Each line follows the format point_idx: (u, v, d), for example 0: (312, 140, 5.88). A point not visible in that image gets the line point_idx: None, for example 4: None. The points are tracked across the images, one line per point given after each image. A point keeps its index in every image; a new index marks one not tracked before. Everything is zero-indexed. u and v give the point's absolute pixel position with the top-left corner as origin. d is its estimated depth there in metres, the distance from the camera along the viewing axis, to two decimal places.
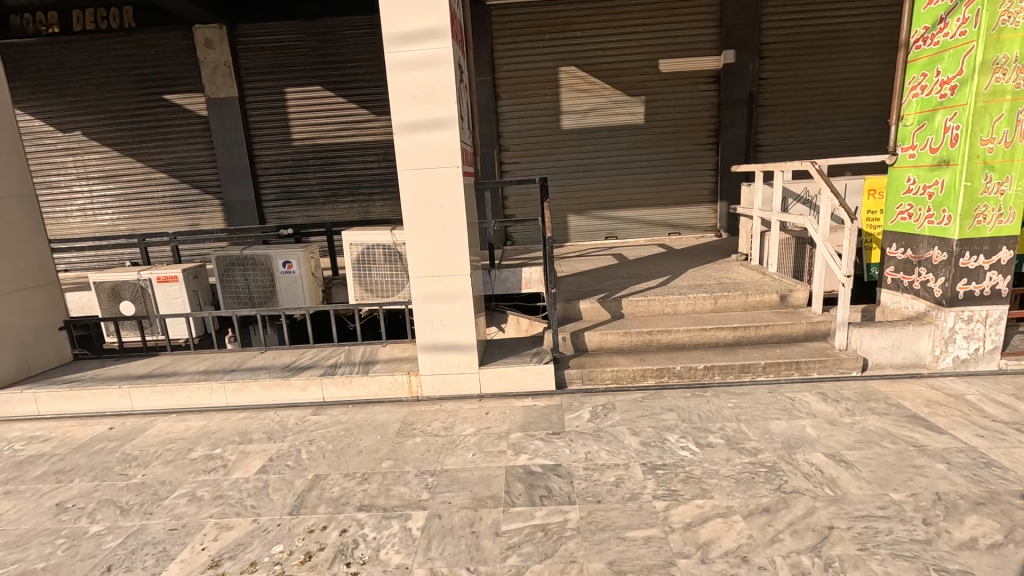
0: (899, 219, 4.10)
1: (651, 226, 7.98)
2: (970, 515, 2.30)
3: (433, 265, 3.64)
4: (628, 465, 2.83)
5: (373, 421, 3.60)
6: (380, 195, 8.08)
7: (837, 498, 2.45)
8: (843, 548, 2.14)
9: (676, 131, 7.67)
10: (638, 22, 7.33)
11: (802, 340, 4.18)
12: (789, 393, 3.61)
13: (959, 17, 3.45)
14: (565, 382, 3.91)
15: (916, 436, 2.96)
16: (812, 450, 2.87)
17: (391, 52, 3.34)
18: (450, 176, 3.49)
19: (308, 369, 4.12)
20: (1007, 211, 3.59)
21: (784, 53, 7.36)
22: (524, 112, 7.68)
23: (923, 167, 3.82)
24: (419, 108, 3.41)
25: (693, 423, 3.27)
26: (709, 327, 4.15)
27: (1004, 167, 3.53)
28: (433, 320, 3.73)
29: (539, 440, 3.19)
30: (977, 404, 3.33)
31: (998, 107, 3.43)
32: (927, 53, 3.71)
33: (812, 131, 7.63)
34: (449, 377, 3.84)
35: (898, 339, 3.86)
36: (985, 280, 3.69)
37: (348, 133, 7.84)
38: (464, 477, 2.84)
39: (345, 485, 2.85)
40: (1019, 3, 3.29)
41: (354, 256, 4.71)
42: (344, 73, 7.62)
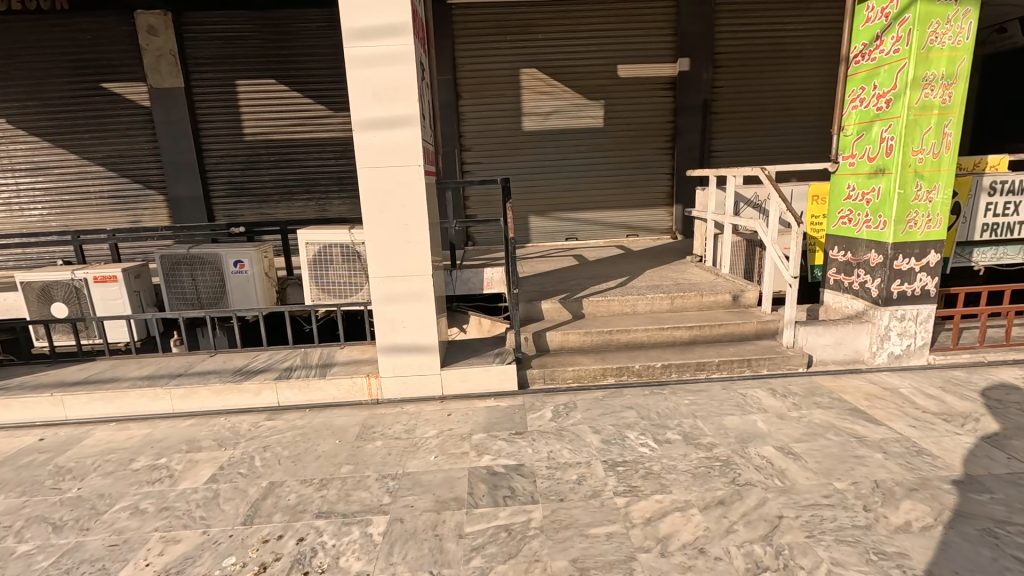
0: (841, 223, 4.35)
1: (611, 228, 8.13)
2: (905, 500, 2.46)
3: (395, 265, 3.58)
4: (590, 463, 2.88)
5: (331, 425, 3.50)
6: (337, 192, 7.87)
7: (786, 489, 2.57)
8: (792, 537, 2.25)
9: (634, 135, 7.85)
10: (598, 28, 7.48)
11: (753, 338, 4.36)
12: (741, 389, 3.76)
13: (893, 35, 3.69)
14: (527, 382, 3.93)
15: (856, 428, 3.14)
16: (763, 443, 3.00)
17: (350, 47, 3.26)
18: (411, 174, 3.44)
19: (262, 372, 3.96)
20: (935, 217, 3.86)
21: (736, 62, 7.67)
22: (485, 112, 7.67)
23: (862, 175, 4.08)
24: (380, 105, 3.34)
25: (652, 420, 3.36)
26: (666, 326, 4.28)
27: (933, 176, 3.79)
28: (394, 321, 3.66)
29: (502, 440, 3.19)
30: (909, 396, 3.57)
31: (928, 120, 3.68)
32: (866, 68, 3.96)
33: (762, 138, 7.97)
34: (410, 378, 3.78)
35: (840, 337, 4.09)
36: (916, 281, 3.96)
37: (304, 129, 7.59)
38: (427, 479, 2.81)
39: (302, 492, 2.76)
40: (946, 25, 3.54)
41: (310, 255, 4.57)
42: (299, 67, 7.38)
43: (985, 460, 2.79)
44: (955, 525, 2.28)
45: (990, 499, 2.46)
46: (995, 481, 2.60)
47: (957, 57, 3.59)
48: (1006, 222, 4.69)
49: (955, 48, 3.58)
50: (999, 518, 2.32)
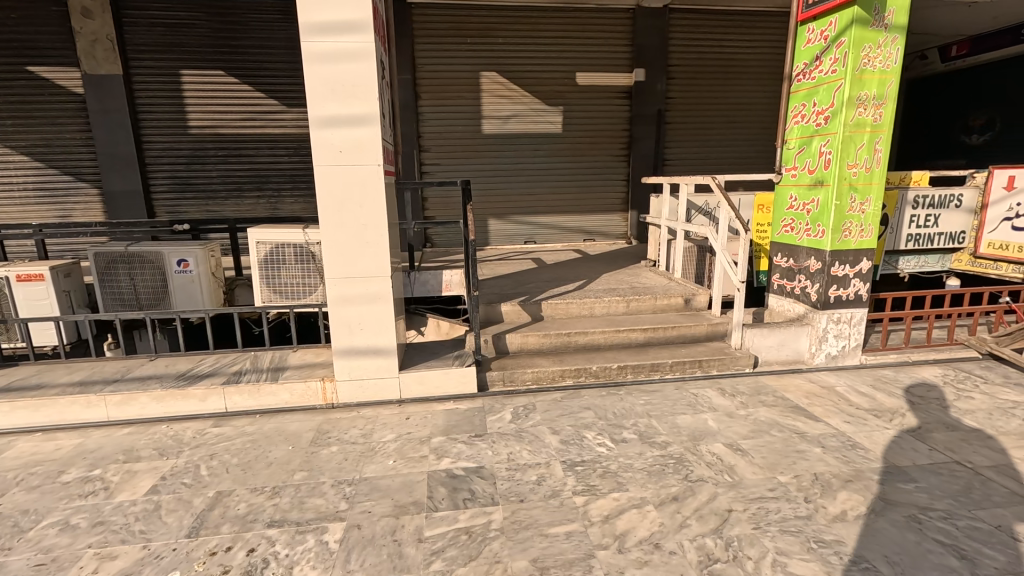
0: (784, 231, 4.61)
1: (568, 232, 8.27)
2: (841, 491, 2.63)
3: (352, 266, 3.50)
4: (549, 464, 2.91)
5: (284, 431, 3.38)
6: (290, 191, 7.61)
7: (735, 483, 2.70)
8: (741, 529, 2.36)
9: (591, 142, 8.01)
10: (557, 35, 7.59)
11: (704, 340, 4.55)
12: (693, 389, 3.91)
13: (831, 56, 3.96)
14: (486, 385, 3.93)
15: (799, 424, 3.33)
16: (714, 441, 3.13)
17: (308, 41, 3.16)
18: (370, 174, 3.38)
19: (208, 377, 3.77)
20: (867, 227, 4.15)
21: (689, 75, 7.99)
22: (444, 114, 7.63)
23: (803, 186, 4.33)
24: (338, 102, 3.26)
25: (609, 419, 3.44)
26: (622, 329, 4.38)
27: (865, 189, 4.08)
28: (351, 323, 3.58)
29: (462, 443, 3.18)
30: (845, 394, 3.81)
31: (861, 137, 3.96)
32: (807, 86, 4.23)
33: (711, 148, 8.33)
34: (367, 382, 3.71)
35: (783, 338, 4.32)
36: (850, 286, 4.24)
37: (255, 124, 7.31)
38: (385, 484, 2.76)
39: (252, 501, 2.65)
40: (878, 49, 3.82)
41: (261, 255, 4.40)
42: (250, 60, 7.10)
43: (910, 451, 3.02)
44: (884, 513, 2.46)
45: (914, 487, 2.66)
46: (918, 470, 2.82)
47: (887, 79, 3.88)
48: (927, 233, 5.10)
49: (885, 71, 3.87)
50: (922, 504, 2.52)
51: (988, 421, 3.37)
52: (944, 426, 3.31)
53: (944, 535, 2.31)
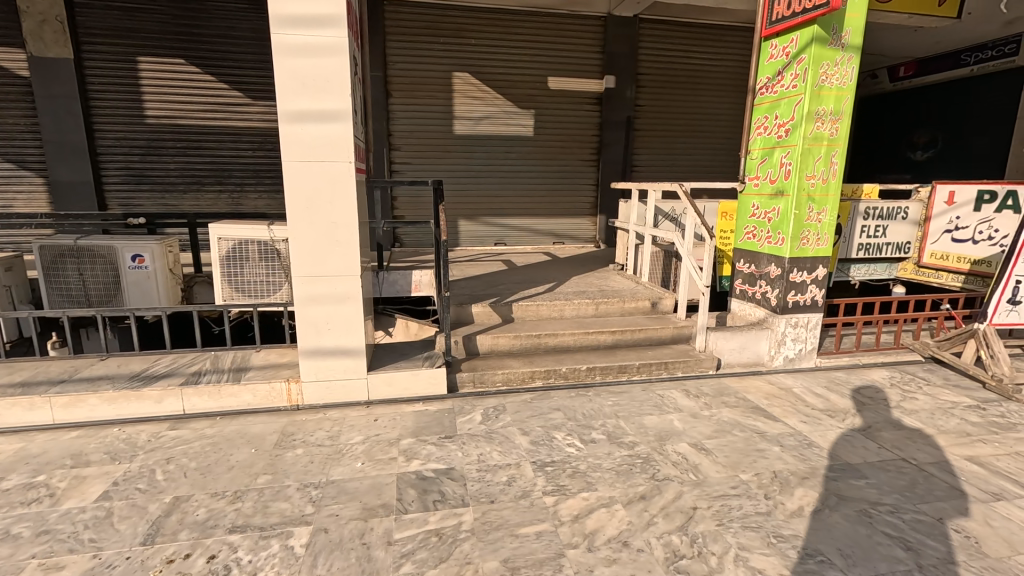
0: (746, 238, 4.78)
1: (538, 235, 8.34)
2: (799, 488, 2.74)
3: (320, 265, 3.43)
4: (519, 464, 2.93)
5: (246, 434, 3.28)
6: (254, 186, 7.38)
7: (699, 482, 2.78)
8: (705, 526, 2.43)
9: (562, 146, 8.10)
10: (529, 39, 7.64)
11: (670, 342, 4.66)
12: (659, 390, 4.00)
13: (792, 72, 4.14)
14: (456, 386, 3.91)
15: (759, 424, 3.46)
16: (679, 441, 3.22)
17: (278, 34, 3.08)
18: (340, 172, 3.32)
19: (165, 377, 3.62)
20: (823, 236, 4.35)
21: (657, 84, 8.18)
22: (415, 113, 7.56)
23: (765, 196, 4.51)
24: (308, 97, 3.19)
25: (578, 420, 3.48)
26: (591, 331, 4.44)
27: (822, 200, 4.27)
28: (318, 323, 3.51)
29: (431, 444, 3.15)
30: (801, 395, 3.98)
31: (818, 150, 4.15)
32: (769, 99, 4.41)
33: (677, 156, 8.55)
34: (334, 383, 3.63)
35: (744, 341, 4.47)
36: (808, 292, 4.43)
37: (217, 116, 7.05)
38: (353, 486, 2.72)
39: (212, 506, 2.55)
40: (835, 66, 4.02)
41: (222, 252, 4.25)
42: (214, 49, 6.85)
43: (861, 449, 3.19)
44: (838, 508, 2.59)
45: (865, 483, 2.81)
46: (868, 467, 2.98)
47: (843, 96, 4.08)
48: (877, 242, 5.39)
49: (841, 88, 4.06)
50: (872, 500, 2.66)
51: (931, 421, 3.59)
52: (891, 425, 3.50)
53: (892, 528, 2.44)
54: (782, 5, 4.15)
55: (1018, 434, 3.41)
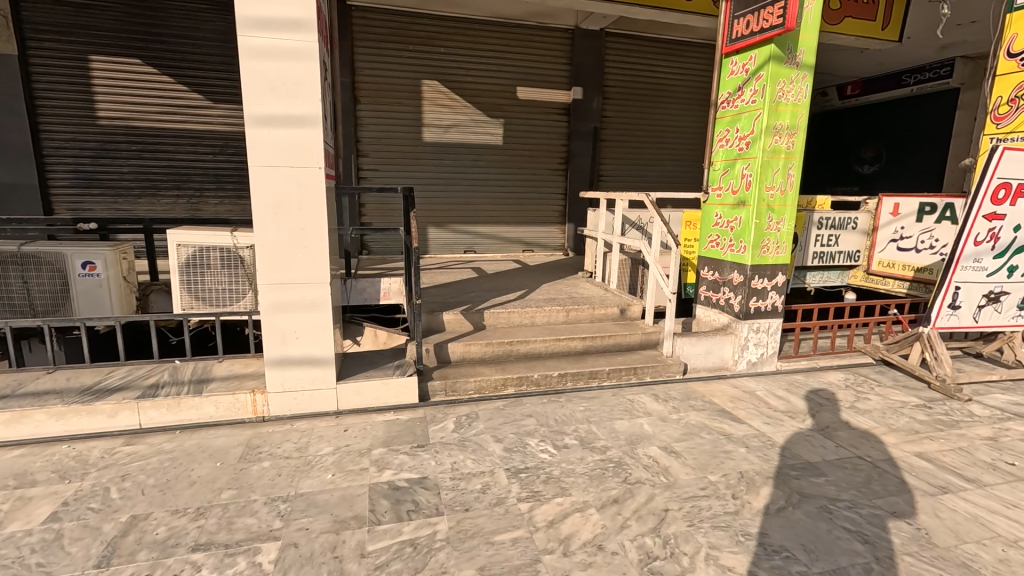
0: (710, 246, 4.94)
1: (507, 242, 8.38)
2: (764, 487, 2.84)
3: (288, 272, 3.35)
4: (493, 472, 2.92)
5: (208, 447, 3.15)
6: (214, 191, 7.13)
7: (670, 484, 2.84)
8: (676, 526, 2.48)
9: (530, 155, 8.19)
10: (498, 49, 7.72)
11: (638, 348, 4.76)
12: (629, 395, 4.07)
13: (751, 88, 4.33)
14: (428, 395, 3.88)
15: (725, 426, 3.57)
16: (649, 444, 3.28)
17: (243, 36, 3.01)
18: (310, 177, 3.26)
19: (119, 390, 3.44)
20: (782, 244, 4.54)
21: (623, 96, 8.40)
22: (384, 119, 7.51)
23: (727, 205, 4.68)
24: (277, 101, 3.13)
25: (551, 426, 3.50)
26: (562, 337, 4.48)
27: (780, 210, 4.46)
28: (285, 332, 3.41)
29: (404, 454, 3.11)
30: (764, 398, 4.13)
31: (777, 163, 4.33)
32: (730, 113, 4.59)
33: (643, 167, 8.78)
34: (301, 394, 3.54)
35: (709, 346, 4.62)
36: (768, 298, 4.61)
37: (175, 118, 6.80)
38: (323, 499, 2.65)
39: (173, 524, 2.44)
40: (791, 83, 4.22)
41: (181, 259, 4.08)
42: (171, 50, 6.62)
43: (820, 448, 3.32)
44: (801, 505, 2.69)
45: (824, 481, 2.93)
46: (827, 465, 3.11)
47: (798, 112, 4.28)
48: (830, 251, 5.68)
49: (796, 104, 4.27)
50: (831, 496, 2.78)
51: (883, 420, 3.78)
52: (846, 425, 3.68)
53: (851, 523, 2.55)
54: (741, 23, 4.34)
55: (961, 430, 3.63)
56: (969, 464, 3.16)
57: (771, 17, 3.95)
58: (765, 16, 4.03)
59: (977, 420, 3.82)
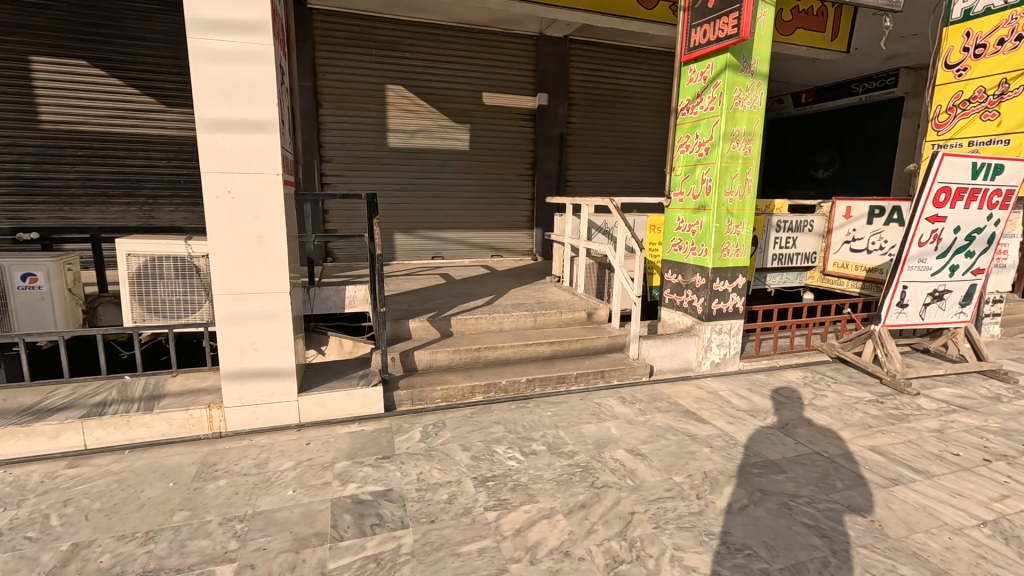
0: (674, 250, 5.04)
1: (475, 248, 8.35)
2: (727, 486, 2.90)
3: (244, 281, 3.23)
4: (460, 481, 2.88)
5: (160, 467, 3.00)
6: (169, 198, 6.85)
7: (637, 486, 2.86)
8: (643, 529, 2.50)
9: (497, 160, 8.20)
10: (463, 56, 7.71)
11: (606, 351, 4.79)
12: (596, 399, 4.10)
13: (709, 95, 4.45)
14: (394, 405, 3.80)
15: (690, 427, 3.62)
16: (616, 447, 3.30)
17: (194, 38, 2.91)
18: (267, 184, 3.17)
19: (62, 410, 3.24)
20: (742, 247, 4.66)
21: (588, 102, 8.51)
22: (348, 124, 7.39)
23: (689, 210, 4.78)
24: (230, 106, 3.03)
25: (519, 433, 3.48)
26: (530, 342, 4.47)
27: (740, 214, 4.58)
28: (242, 343, 3.29)
29: (368, 466, 3.03)
30: (727, 398, 4.22)
31: (735, 168, 4.45)
32: (690, 120, 4.70)
33: (609, 171, 8.91)
34: (260, 408, 3.42)
35: (674, 348, 4.70)
36: (730, 300, 4.73)
37: (126, 122, 6.53)
38: (283, 516, 2.56)
39: (120, 550, 2.31)
40: (747, 91, 4.34)
41: (132, 269, 3.90)
42: (121, 51, 6.35)
43: (780, 445, 3.41)
44: (762, 502, 2.75)
45: (784, 478, 3.00)
46: (787, 462, 3.19)
47: (754, 119, 4.42)
48: (788, 253, 5.89)
49: (752, 111, 4.40)
50: (791, 492, 2.85)
51: (839, 415, 3.92)
52: (805, 422, 3.79)
53: (809, 518, 2.62)
54: (698, 33, 4.45)
55: (910, 423, 3.79)
56: (918, 456, 3.29)
57: (726, 27, 4.06)
58: (721, 27, 4.15)
59: (925, 413, 4.00)
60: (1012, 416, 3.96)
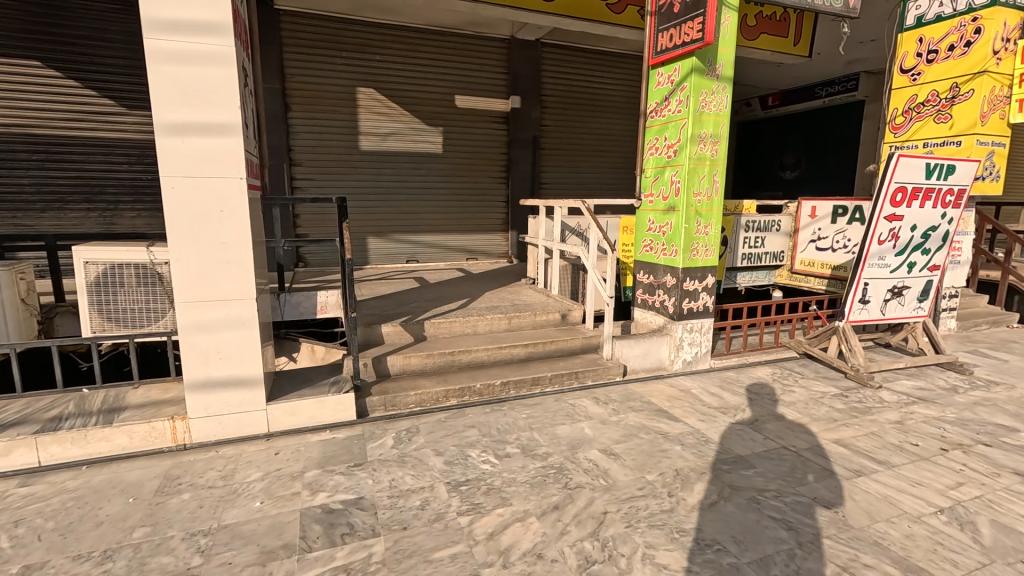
0: (645, 251, 5.10)
1: (450, 251, 8.31)
2: (698, 482, 2.94)
3: (208, 289, 3.15)
4: (433, 486, 2.86)
5: (120, 482, 2.90)
6: (131, 204, 6.64)
7: (610, 486, 2.88)
8: (615, 528, 2.52)
9: (471, 163, 8.18)
10: (434, 58, 7.68)
11: (580, 352, 4.82)
12: (571, 399, 4.12)
13: (676, 98, 4.52)
14: (367, 412, 3.74)
15: (662, 426, 3.66)
16: (590, 448, 3.32)
17: (150, 39, 2.82)
18: (230, 188, 3.09)
19: (14, 425, 3.10)
20: (710, 247, 4.74)
21: (561, 105, 8.57)
22: (318, 127, 7.28)
23: (659, 211, 4.85)
24: (191, 109, 2.95)
25: (493, 436, 3.47)
26: (504, 345, 4.47)
27: (708, 215, 4.66)
28: (207, 352, 3.20)
29: (339, 474, 2.98)
30: (698, 395, 4.29)
31: (703, 169, 4.53)
32: (659, 122, 4.77)
33: (583, 173, 8.98)
34: (226, 418, 3.32)
35: (647, 347, 4.76)
36: (700, 299, 4.81)
37: (83, 125, 6.30)
38: (249, 529, 2.49)
39: (76, 571, 2.21)
40: (713, 94, 4.43)
41: (90, 278, 3.75)
42: (78, 52, 6.13)
43: (749, 441, 3.48)
44: (732, 498, 2.80)
45: (753, 473, 3.06)
46: (756, 457, 3.26)
47: (720, 121, 4.51)
48: (757, 252, 6.03)
49: (718, 114, 4.49)
50: (760, 487, 2.91)
51: (805, 410, 4.02)
52: (773, 417, 3.87)
53: (777, 511, 2.68)
54: (665, 37, 4.53)
55: (872, 416, 3.92)
56: (880, 448, 3.40)
57: (691, 32, 4.15)
58: (686, 31, 4.24)
59: (886, 405, 4.14)
60: (967, 406, 4.12)
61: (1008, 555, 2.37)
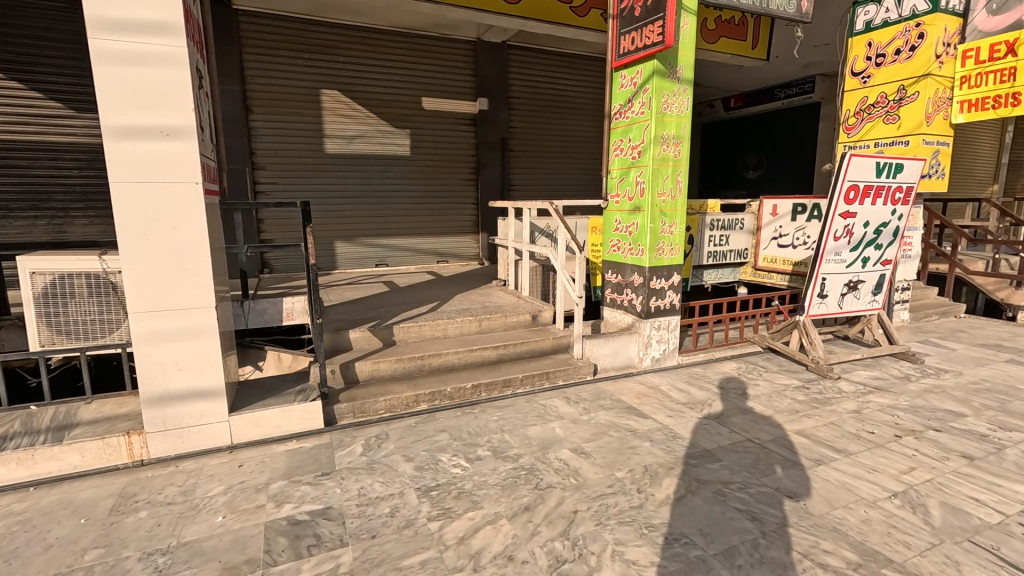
0: (613, 250, 5.16)
1: (420, 254, 8.23)
2: (666, 478, 2.99)
3: (163, 298, 3.04)
4: (403, 492, 2.82)
5: (72, 502, 2.76)
6: (83, 211, 6.37)
7: (580, 485, 2.90)
8: (585, 527, 2.53)
9: (439, 165, 8.13)
10: (399, 60, 7.61)
11: (551, 353, 4.85)
12: (542, 400, 4.13)
13: (639, 100, 4.60)
14: (335, 419, 3.68)
15: (631, 423, 3.71)
16: (561, 447, 3.34)
17: (95, 39, 2.71)
18: (185, 193, 3.00)
19: None
20: (675, 246, 4.83)
21: (528, 107, 8.61)
22: (282, 130, 7.12)
23: (625, 211, 4.92)
24: (142, 112, 2.85)
25: (463, 439, 3.45)
26: (475, 348, 4.45)
27: (672, 214, 4.75)
28: (164, 364, 3.09)
29: (306, 484, 2.91)
30: (667, 391, 4.37)
31: (666, 170, 4.62)
32: (623, 124, 4.84)
33: (552, 174, 9.04)
34: (186, 431, 3.21)
35: (616, 346, 4.82)
36: (667, 297, 4.90)
37: (28, 129, 6.00)
38: (211, 545, 2.41)
39: None
40: (675, 96, 4.52)
41: (37, 289, 3.56)
42: (21, 52, 5.84)
43: (716, 435, 3.56)
44: (699, 491, 2.85)
45: (719, 466, 3.13)
46: (722, 451, 3.33)
47: (682, 122, 4.61)
48: (722, 250, 6.18)
49: (679, 116, 4.58)
50: (725, 479, 2.98)
51: (769, 403, 4.13)
52: (739, 411, 3.97)
53: (741, 503, 2.75)
54: (627, 40, 4.61)
55: (832, 406, 4.06)
56: (839, 437, 3.52)
57: (652, 35, 4.23)
58: (647, 34, 4.32)
59: (845, 396, 4.29)
60: (919, 394, 4.31)
61: (956, 535, 2.49)
